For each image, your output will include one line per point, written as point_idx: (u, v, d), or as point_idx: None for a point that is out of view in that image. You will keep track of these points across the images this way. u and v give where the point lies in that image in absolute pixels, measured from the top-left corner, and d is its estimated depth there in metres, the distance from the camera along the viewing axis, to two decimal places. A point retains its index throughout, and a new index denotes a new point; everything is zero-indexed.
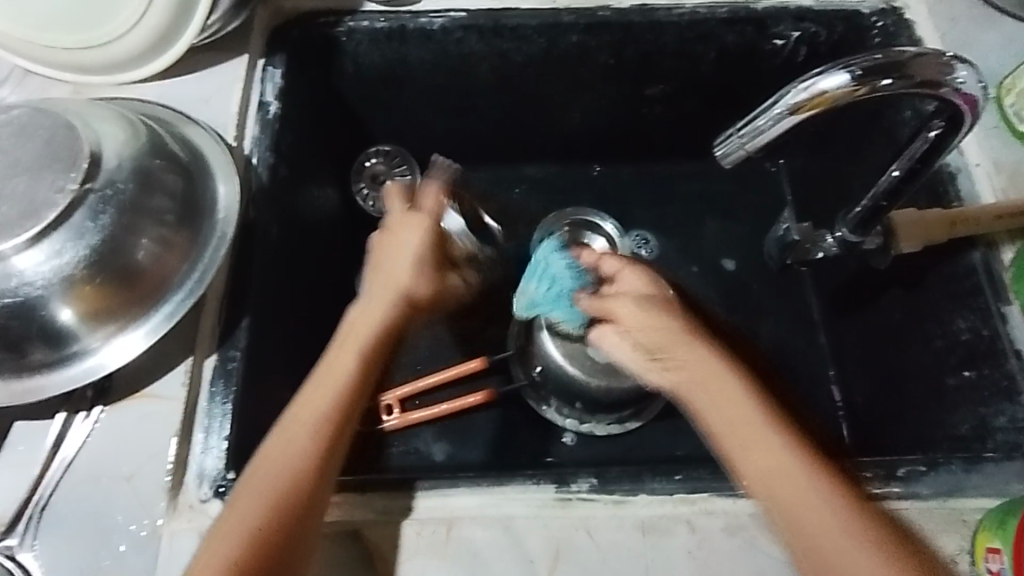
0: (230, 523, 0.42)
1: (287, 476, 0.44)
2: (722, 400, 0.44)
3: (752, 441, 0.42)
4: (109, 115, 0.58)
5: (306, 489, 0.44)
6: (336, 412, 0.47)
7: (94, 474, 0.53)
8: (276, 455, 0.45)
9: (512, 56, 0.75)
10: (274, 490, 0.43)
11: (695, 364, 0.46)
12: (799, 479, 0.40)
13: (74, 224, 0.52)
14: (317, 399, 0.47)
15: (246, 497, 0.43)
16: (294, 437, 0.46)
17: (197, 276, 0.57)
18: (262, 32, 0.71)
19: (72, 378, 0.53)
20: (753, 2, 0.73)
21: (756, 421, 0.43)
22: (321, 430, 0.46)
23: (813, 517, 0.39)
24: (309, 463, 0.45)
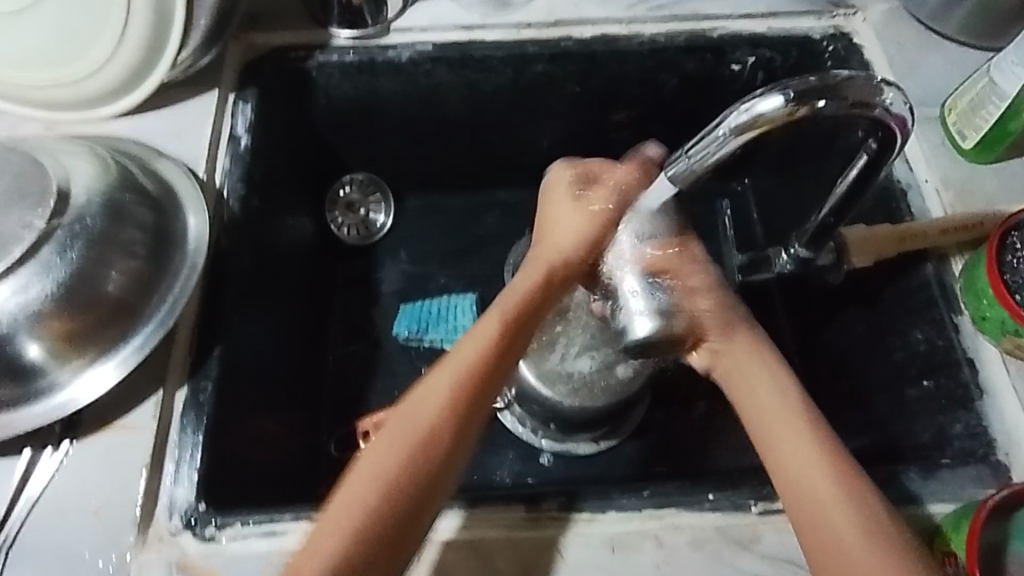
0: (368, 470, 0.43)
1: (421, 424, 0.45)
2: (755, 388, 0.50)
3: (775, 433, 0.47)
4: (78, 152, 0.59)
5: (444, 438, 0.45)
6: (480, 367, 0.47)
7: (62, 509, 0.52)
8: (415, 405, 0.46)
9: (480, 86, 0.78)
10: (418, 434, 0.44)
11: (753, 369, 0.51)
12: (808, 465, 0.45)
13: (42, 260, 0.52)
14: (457, 355, 0.48)
15: (383, 447, 0.44)
16: (434, 388, 0.46)
17: (168, 307, 0.57)
18: (234, 68, 0.72)
19: (41, 412, 0.54)
20: (710, 30, 0.75)
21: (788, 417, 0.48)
22: (464, 380, 0.46)
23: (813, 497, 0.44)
24: (447, 415, 0.45)
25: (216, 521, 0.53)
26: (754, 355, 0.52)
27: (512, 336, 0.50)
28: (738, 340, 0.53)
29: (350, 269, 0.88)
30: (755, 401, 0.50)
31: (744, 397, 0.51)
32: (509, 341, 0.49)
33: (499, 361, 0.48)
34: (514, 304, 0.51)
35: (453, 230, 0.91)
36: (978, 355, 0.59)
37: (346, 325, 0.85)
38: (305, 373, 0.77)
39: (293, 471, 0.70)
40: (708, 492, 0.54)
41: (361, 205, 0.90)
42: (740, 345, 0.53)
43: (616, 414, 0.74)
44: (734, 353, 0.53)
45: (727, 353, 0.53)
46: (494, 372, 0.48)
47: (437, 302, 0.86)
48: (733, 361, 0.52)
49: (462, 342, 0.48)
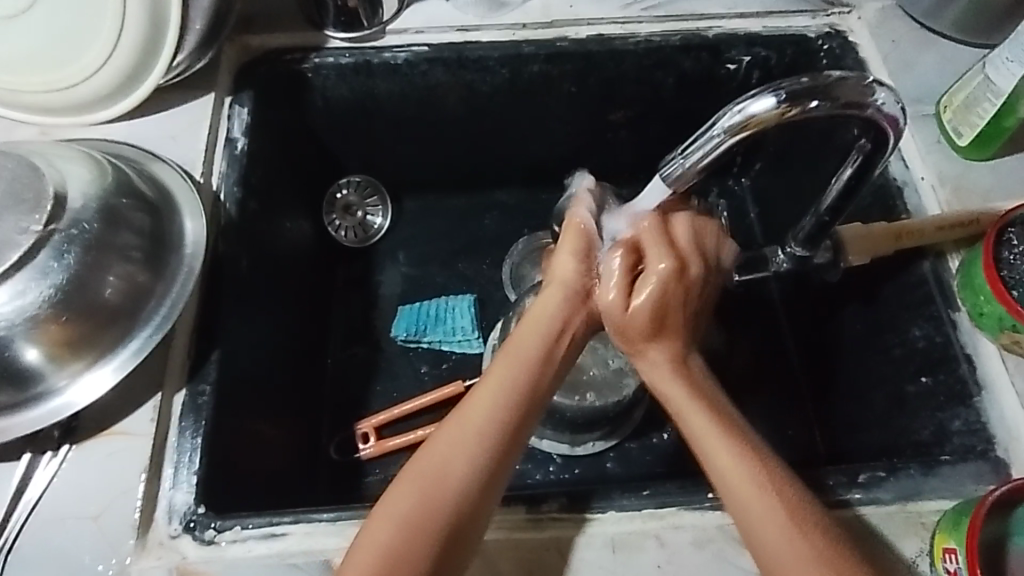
0: (393, 512, 0.46)
1: (450, 467, 0.47)
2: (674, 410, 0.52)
3: (704, 457, 0.50)
4: (74, 156, 0.59)
5: (475, 482, 0.47)
6: (509, 415, 0.50)
7: (61, 514, 0.52)
8: (439, 449, 0.48)
9: (476, 86, 0.78)
10: (444, 480, 0.47)
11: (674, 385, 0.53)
12: (765, 511, 0.47)
13: (38, 264, 0.52)
14: (483, 402, 0.50)
15: (412, 485, 0.47)
16: (465, 433, 0.49)
17: (165, 311, 0.57)
18: (230, 71, 0.72)
19: (39, 418, 0.53)
20: (706, 30, 0.75)
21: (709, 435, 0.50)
22: (496, 427, 0.49)
23: (758, 517, 0.47)
24: (478, 459, 0.48)
25: (216, 525, 0.53)
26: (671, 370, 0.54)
27: (535, 385, 0.52)
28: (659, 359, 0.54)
29: (348, 271, 0.88)
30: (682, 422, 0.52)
31: (674, 419, 0.52)
32: (535, 390, 0.52)
33: (524, 411, 0.51)
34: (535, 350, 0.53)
35: (451, 231, 0.91)
36: (976, 351, 0.59)
37: (345, 327, 0.85)
38: (304, 376, 0.77)
39: (293, 475, 0.70)
40: (708, 491, 0.54)
41: (358, 208, 0.89)
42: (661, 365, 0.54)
43: (618, 414, 0.75)
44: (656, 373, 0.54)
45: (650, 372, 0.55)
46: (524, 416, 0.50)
47: (434, 303, 0.86)
48: (660, 379, 0.54)
49: (492, 385, 0.51)
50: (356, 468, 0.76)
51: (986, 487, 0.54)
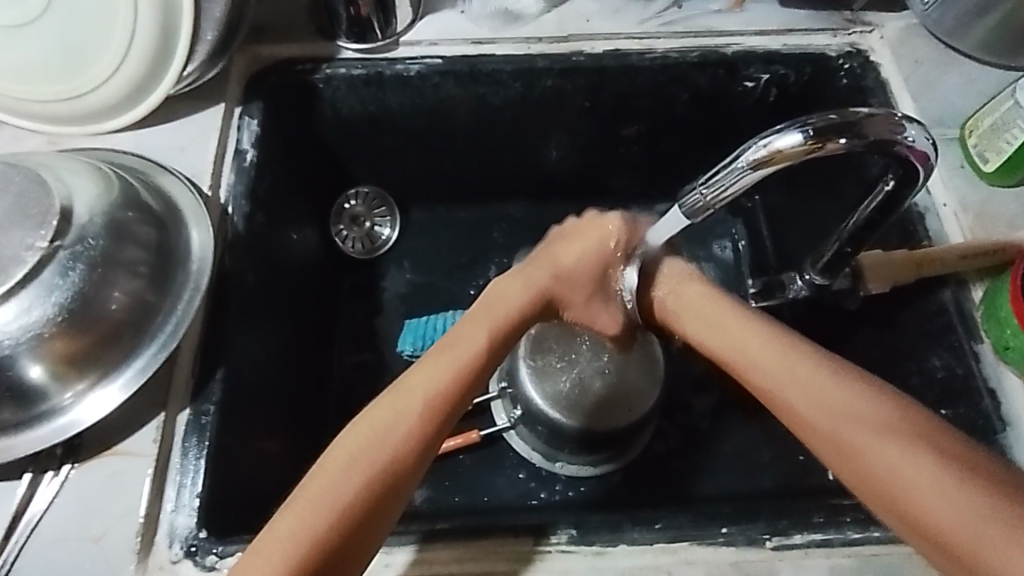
0: (323, 484, 0.42)
1: (377, 446, 0.43)
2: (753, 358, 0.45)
3: (821, 405, 0.41)
4: (81, 169, 0.58)
5: (400, 468, 0.43)
6: (444, 397, 0.45)
7: (61, 536, 0.51)
8: (376, 424, 0.44)
9: (488, 99, 0.76)
10: (377, 454, 0.43)
11: (749, 334, 0.46)
12: (838, 397, 0.41)
13: (43, 281, 0.51)
14: (430, 375, 0.46)
15: (338, 462, 0.43)
16: (394, 415, 0.44)
17: (171, 328, 0.56)
18: (239, 81, 0.71)
19: (41, 437, 0.52)
20: (723, 46, 0.74)
21: (817, 376, 0.42)
22: (428, 411, 0.45)
23: (899, 465, 0.37)
24: (406, 443, 0.44)
25: (217, 550, 0.52)
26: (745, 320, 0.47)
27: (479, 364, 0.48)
28: (731, 316, 0.48)
29: (355, 284, 0.87)
30: (764, 366, 0.44)
31: (728, 348, 0.47)
32: (473, 382, 0.47)
33: (469, 386, 0.47)
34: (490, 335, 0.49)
35: (459, 244, 0.90)
36: (1000, 385, 0.57)
37: (351, 340, 0.84)
38: (309, 391, 0.76)
39: (296, 492, 0.69)
40: (722, 525, 0.52)
41: (366, 218, 0.88)
42: (733, 320, 0.48)
43: (626, 436, 0.73)
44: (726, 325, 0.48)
45: (714, 327, 0.48)
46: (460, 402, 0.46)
47: (441, 318, 0.83)
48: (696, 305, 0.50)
49: (433, 363, 0.46)
50: None
51: None
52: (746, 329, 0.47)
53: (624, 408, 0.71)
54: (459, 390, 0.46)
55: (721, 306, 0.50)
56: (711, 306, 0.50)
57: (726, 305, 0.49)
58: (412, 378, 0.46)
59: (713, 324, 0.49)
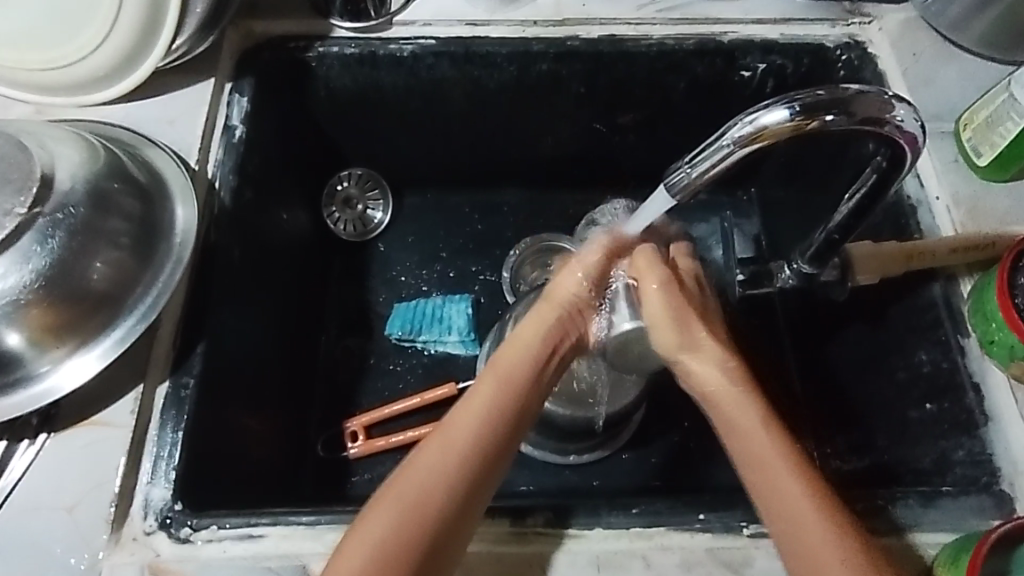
0: (369, 527, 0.44)
1: (442, 473, 0.46)
2: (773, 485, 0.46)
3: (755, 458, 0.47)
4: (66, 137, 0.57)
5: (445, 508, 0.45)
6: (506, 418, 0.49)
7: (35, 504, 0.51)
8: (422, 471, 0.46)
9: (483, 83, 0.76)
10: (423, 498, 0.45)
11: (777, 463, 0.47)
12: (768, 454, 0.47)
13: (21, 248, 0.51)
14: (471, 417, 0.48)
15: (406, 484, 0.46)
16: (446, 452, 0.46)
17: (151, 300, 0.56)
18: (231, 56, 0.71)
19: (17, 404, 0.52)
20: (721, 34, 0.73)
21: (798, 498, 0.45)
22: (475, 443, 0.47)
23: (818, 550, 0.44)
24: (469, 462, 0.47)
25: (191, 523, 0.51)
26: (773, 441, 0.48)
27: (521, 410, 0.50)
28: (758, 429, 0.48)
29: (345, 266, 0.87)
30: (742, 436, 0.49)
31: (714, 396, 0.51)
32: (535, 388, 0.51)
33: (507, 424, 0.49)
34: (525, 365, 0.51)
35: (451, 229, 0.89)
36: (985, 380, 0.57)
37: (338, 323, 0.84)
38: (294, 371, 0.75)
39: (276, 471, 0.68)
40: (699, 512, 0.52)
41: (358, 200, 0.88)
42: (766, 444, 0.48)
43: (612, 424, 0.73)
44: (757, 446, 0.48)
45: (739, 434, 0.49)
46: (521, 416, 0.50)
47: (431, 302, 0.84)
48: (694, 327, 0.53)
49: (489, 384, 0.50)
50: (342, 467, 0.75)
51: (986, 521, 0.52)
52: (773, 458, 0.47)
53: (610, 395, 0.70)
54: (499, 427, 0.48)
55: (744, 403, 0.50)
56: (735, 398, 0.50)
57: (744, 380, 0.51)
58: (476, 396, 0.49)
59: (742, 430, 0.49)
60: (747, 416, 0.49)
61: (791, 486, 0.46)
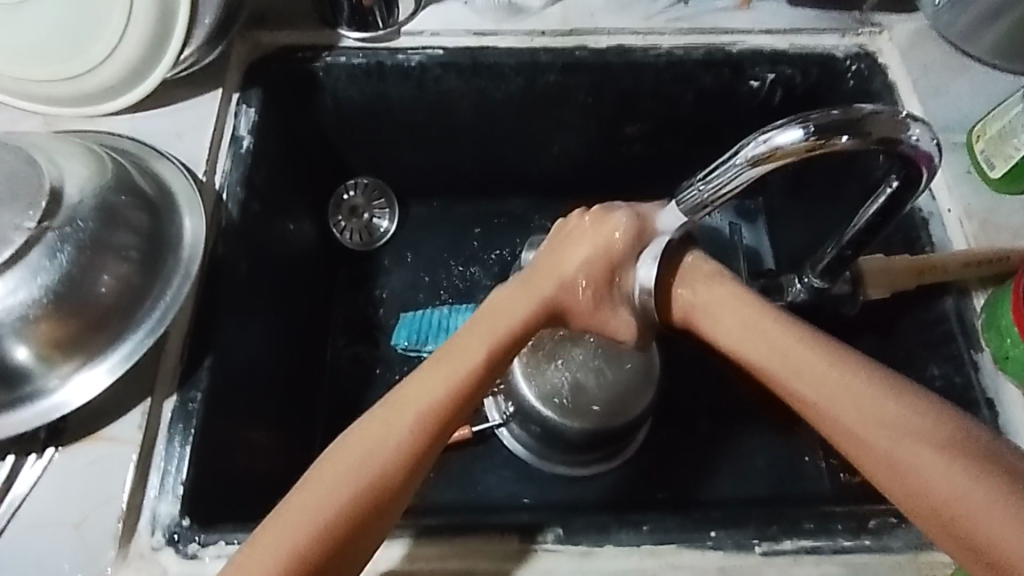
0: (311, 502, 0.40)
1: (363, 472, 0.41)
2: (793, 380, 0.41)
3: (795, 370, 0.42)
4: (75, 151, 0.57)
5: (389, 486, 0.42)
6: (451, 404, 0.44)
7: (43, 519, 0.51)
8: (363, 446, 0.42)
9: (490, 93, 0.75)
10: (363, 473, 0.41)
11: (823, 374, 0.40)
12: (802, 354, 0.42)
13: (30, 263, 0.51)
14: (426, 391, 0.44)
15: (325, 477, 0.41)
16: (388, 426, 0.43)
17: (159, 314, 0.56)
18: (239, 67, 0.71)
19: (26, 419, 0.52)
20: (729, 44, 0.73)
21: (856, 397, 0.39)
22: (420, 418, 0.43)
23: (904, 456, 0.37)
24: (403, 454, 0.42)
25: (199, 539, 0.51)
26: (812, 351, 0.42)
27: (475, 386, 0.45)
28: (767, 322, 0.44)
29: (351, 275, 0.87)
30: (760, 346, 0.44)
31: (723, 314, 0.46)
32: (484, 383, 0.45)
33: (466, 397, 0.44)
34: (483, 335, 0.46)
35: (457, 238, 0.89)
36: (999, 396, 0.56)
37: (344, 333, 0.84)
38: (301, 382, 0.75)
39: (282, 483, 0.68)
40: (710, 530, 0.51)
41: (364, 210, 0.87)
42: (800, 353, 0.42)
43: (619, 436, 0.72)
44: (763, 340, 0.44)
45: (745, 336, 0.45)
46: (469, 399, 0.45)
47: (436, 313, 0.82)
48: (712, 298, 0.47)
49: (431, 374, 0.44)
50: None
51: None
52: (786, 350, 0.42)
53: (619, 410, 0.70)
54: (453, 399, 0.44)
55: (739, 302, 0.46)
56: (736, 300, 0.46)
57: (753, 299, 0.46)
58: (411, 389, 0.44)
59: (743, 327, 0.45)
60: (758, 321, 0.44)
61: (845, 382, 0.40)
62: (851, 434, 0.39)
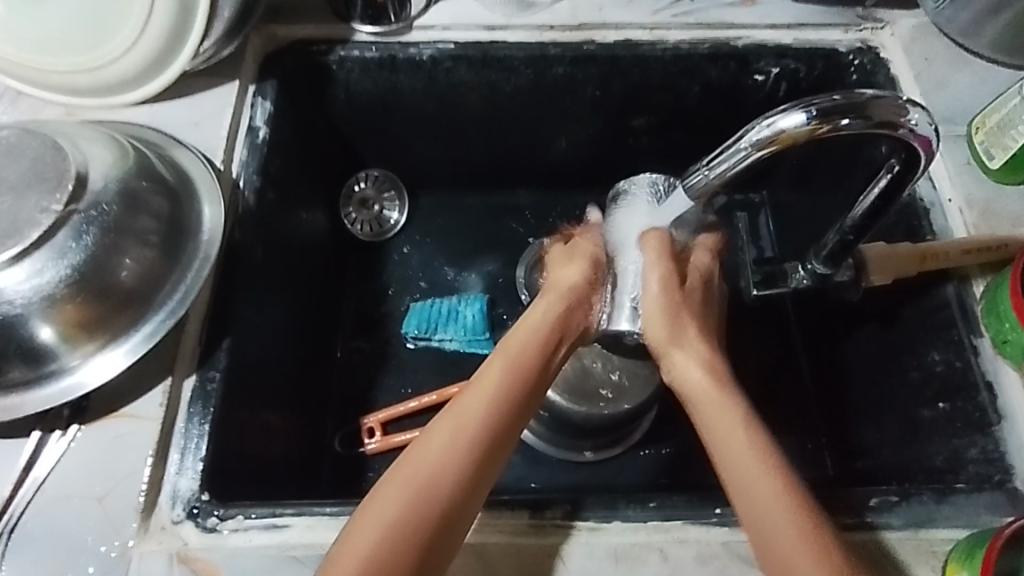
0: (380, 514, 0.43)
1: (436, 476, 0.44)
2: (716, 417, 0.48)
3: (710, 422, 0.48)
4: (98, 137, 0.59)
5: (448, 496, 0.44)
6: (493, 423, 0.47)
7: (66, 494, 0.52)
8: (422, 460, 0.45)
9: (500, 86, 0.77)
10: (423, 485, 0.44)
11: (735, 438, 0.46)
12: (723, 407, 0.48)
13: (56, 244, 0.52)
14: (472, 407, 0.47)
15: (389, 500, 0.43)
16: (452, 436, 0.45)
17: (179, 296, 0.58)
18: (255, 59, 0.72)
19: (49, 396, 0.54)
20: (735, 39, 0.74)
21: (747, 451, 0.45)
22: (471, 436, 0.46)
23: (765, 514, 0.43)
24: (452, 467, 0.45)
25: (218, 513, 0.52)
26: (728, 402, 0.48)
27: (521, 401, 0.48)
28: (759, 478, 0.44)
29: (362, 266, 0.88)
30: (690, 387, 0.50)
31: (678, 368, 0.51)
32: (541, 380, 0.50)
33: (507, 416, 0.47)
34: (529, 351, 0.50)
35: (466, 229, 0.91)
36: (997, 379, 0.58)
37: (355, 322, 0.85)
38: (313, 368, 0.77)
39: (295, 465, 0.69)
40: (715, 506, 0.53)
41: (375, 202, 0.89)
42: (711, 398, 0.48)
43: (624, 423, 0.74)
44: (743, 478, 0.45)
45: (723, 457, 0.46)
46: (511, 418, 0.48)
47: (446, 301, 0.85)
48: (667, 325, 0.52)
49: (471, 395, 0.47)
50: (358, 462, 0.76)
51: (999, 517, 0.53)
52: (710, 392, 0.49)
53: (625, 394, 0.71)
54: (500, 417, 0.47)
55: (733, 419, 0.47)
56: (715, 402, 0.48)
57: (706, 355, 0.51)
58: (468, 396, 0.47)
59: (745, 467, 0.45)
60: (703, 381, 0.49)
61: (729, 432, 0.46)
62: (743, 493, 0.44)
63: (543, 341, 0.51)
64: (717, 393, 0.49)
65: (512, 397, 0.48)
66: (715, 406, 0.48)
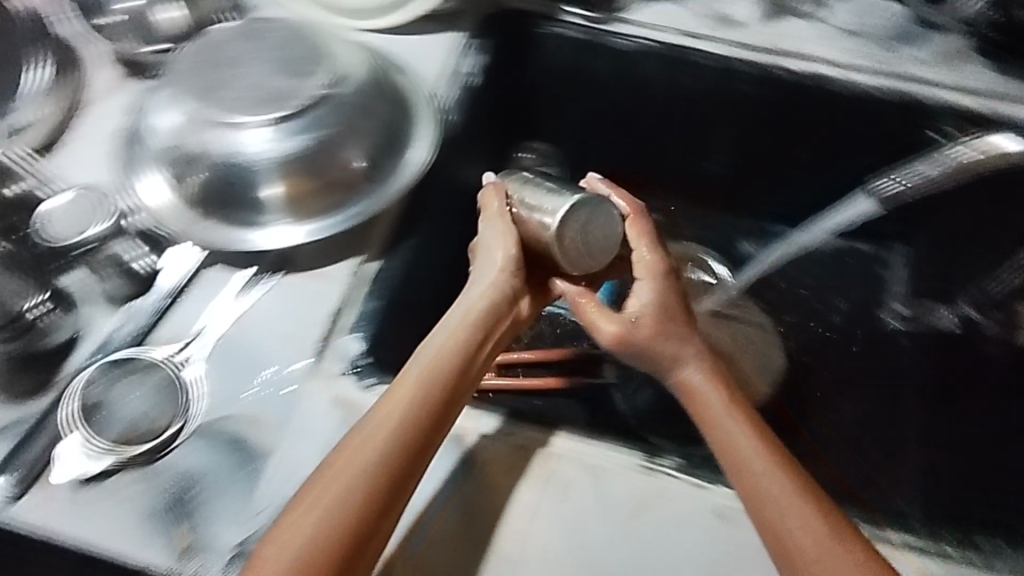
0: (309, 515, 0.43)
1: (360, 481, 0.45)
2: (722, 419, 0.50)
3: (718, 421, 0.50)
4: (351, 49, 0.69)
5: (373, 501, 0.44)
6: (414, 431, 0.47)
7: (260, 326, 0.61)
8: (348, 464, 0.45)
9: (684, 88, 0.82)
10: (349, 488, 0.44)
11: (743, 433, 0.49)
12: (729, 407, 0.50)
13: (301, 121, 0.62)
14: (387, 420, 0.47)
15: (320, 501, 0.44)
16: (372, 444, 0.46)
17: (378, 196, 0.66)
18: (480, 16, 0.81)
19: (261, 240, 0.63)
20: (925, 92, 0.76)
21: (752, 446, 0.48)
22: (393, 445, 0.46)
23: (781, 501, 0.46)
24: (376, 471, 0.45)
25: (378, 377, 0.59)
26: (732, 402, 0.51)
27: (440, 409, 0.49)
28: (768, 471, 0.47)
29: None
30: (694, 389, 0.52)
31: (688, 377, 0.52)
32: (449, 398, 0.49)
33: (427, 422, 0.48)
34: (446, 367, 0.50)
35: None
36: None
37: None
38: None
39: None
40: None
41: None
42: (716, 397, 0.51)
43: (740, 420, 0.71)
44: (750, 469, 0.47)
45: (729, 451, 0.49)
46: (431, 428, 0.48)
47: None
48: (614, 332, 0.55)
49: (387, 408, 0.47)
50: None
51: None
52: (716, 395, 0.51)
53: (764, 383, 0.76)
54: (419, 425, 0.47)
55: (734, 413, 0.50)
56: (721, 401, 0.51)
57: (690, 349, 0.53)
58: (392, 397, 0.48)
59: (751, 466, 0.47)
60: (709, 383, 0.52)
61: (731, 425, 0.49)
62: (759, 483, 0.47)
63: (461, 358, 0.51)
64: (723, 395, 0.51)
65: (432, 406, 0.48)
66: (718, 404, 0.51)
